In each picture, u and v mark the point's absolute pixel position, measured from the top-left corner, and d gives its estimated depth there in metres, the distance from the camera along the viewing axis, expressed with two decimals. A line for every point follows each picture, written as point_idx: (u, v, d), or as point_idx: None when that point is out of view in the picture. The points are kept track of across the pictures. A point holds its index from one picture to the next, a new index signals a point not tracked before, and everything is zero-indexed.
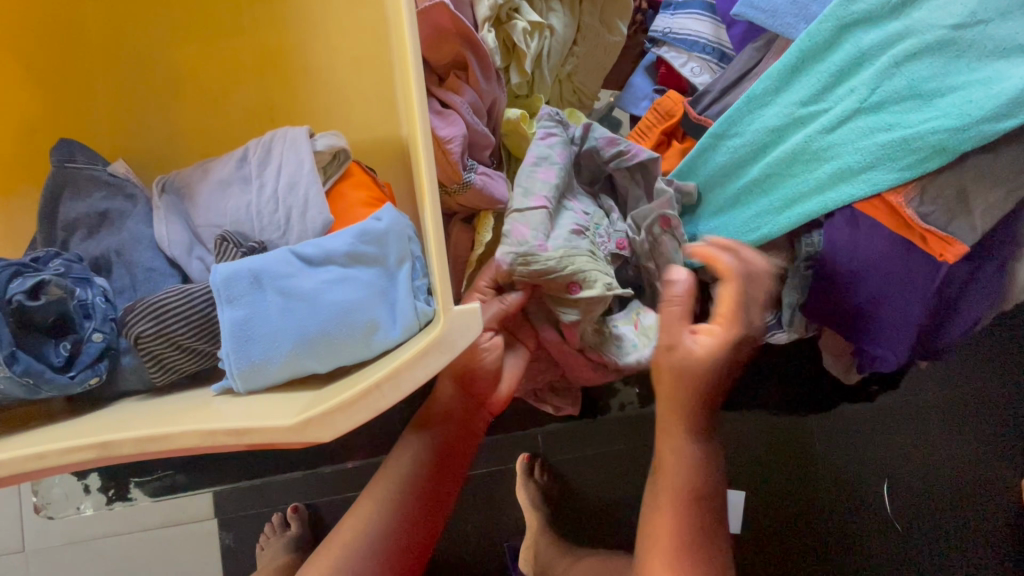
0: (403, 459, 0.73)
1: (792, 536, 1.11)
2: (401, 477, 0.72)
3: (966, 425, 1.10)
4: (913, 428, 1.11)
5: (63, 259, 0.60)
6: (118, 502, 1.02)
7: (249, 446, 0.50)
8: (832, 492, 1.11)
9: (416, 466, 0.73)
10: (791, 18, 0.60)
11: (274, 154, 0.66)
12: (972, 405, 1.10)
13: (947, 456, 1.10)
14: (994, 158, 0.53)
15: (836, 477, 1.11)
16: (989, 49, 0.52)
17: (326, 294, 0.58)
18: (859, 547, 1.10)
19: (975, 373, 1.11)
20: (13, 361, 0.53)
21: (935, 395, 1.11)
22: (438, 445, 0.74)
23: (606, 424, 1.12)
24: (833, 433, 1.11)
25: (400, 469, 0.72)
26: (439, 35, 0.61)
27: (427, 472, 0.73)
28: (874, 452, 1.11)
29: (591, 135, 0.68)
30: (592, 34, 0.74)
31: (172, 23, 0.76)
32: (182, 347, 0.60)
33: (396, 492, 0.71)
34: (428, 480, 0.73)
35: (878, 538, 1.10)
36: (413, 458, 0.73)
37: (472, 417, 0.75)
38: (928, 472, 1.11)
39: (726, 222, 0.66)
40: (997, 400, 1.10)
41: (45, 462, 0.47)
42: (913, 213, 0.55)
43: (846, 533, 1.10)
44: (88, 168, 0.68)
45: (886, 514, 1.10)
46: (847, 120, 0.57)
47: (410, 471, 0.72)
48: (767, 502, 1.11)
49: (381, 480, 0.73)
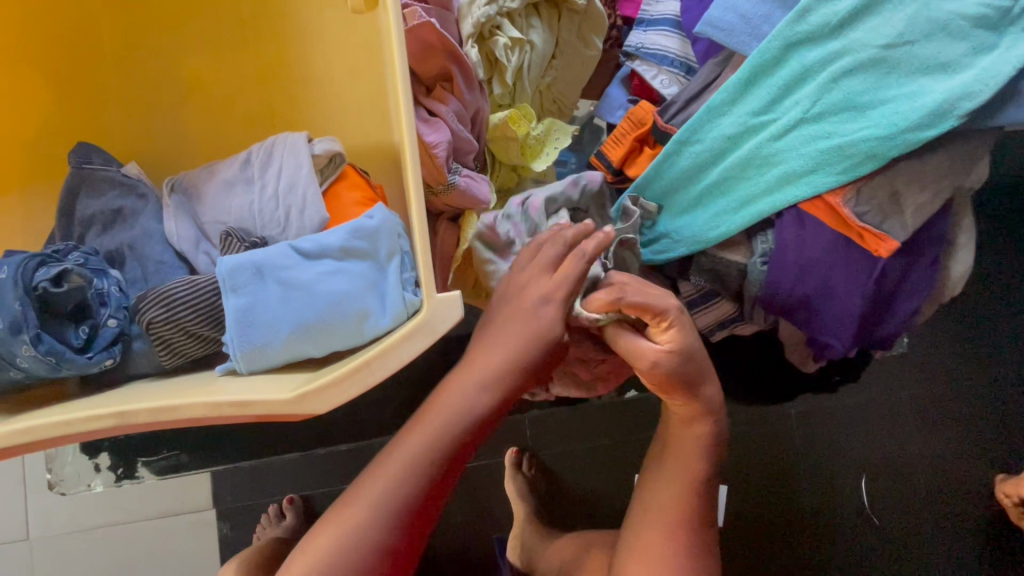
0: (397, 457, 0.57)
1: (772, 530, 1.16)
2: (339, 552, 0.55)
3: (937, 422, 1.17)
4: (887, 425, 1.18)
5: (81, 252, 0.66)
6: (126, 480, 1.07)
7: (252, 418, 0.56)
8: (809, 486, 1.17)
9: (362, 543, 0.55)
10: (746, 36, 0.66)
11: (275, 157, 0.72)
12: (942, 403, 1.17)
13: (917, 453, 1.17)
14: (920, 163, 0.61)
15: (813, 471, 1.17)
16: (915, 66, 0.59)
17: (322, 285, 0.64)
18: (833, 538, 1.16)
19: (945, 374, 1.17)
20: (38, 341, 0.58)
21: (906, 393, 1.18)
22: (393, 518, 0.56)
23: (596, 419, 1.18)
24: (808, 430, 1.18)
25: (337, 542, 0.55)
26: (426, 51, 0.68)
27: (378, 549, 0.56)
28: (850, 448, 1.18)
29: (543, 206, 0.73)
30: (569, 48, 0.80)
31: (182, 37, 0.83)
32: (191, 333, 0.65)
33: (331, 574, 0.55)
34: (380, 561, 0.56)
35: (851, 531, 1.16)
36: (355, 531, 0.56)
37: (448, 477, 0.59)
38: (900, 467, 1.17)
39: (689, 222, 0.71)
40: (966, 398, 1.17)
41: (69, 430, 0.53)
42: (849, 212, 0.62)
43: (821, 525, 1.16)
44: (104, 169, 0.73)
45: (860, 508, 1.16)
46: (792, 128, 0.63)
47: (353, 550, 0.55)
48: (747, 497, 1.16)
49: (309, 554, 0.56)
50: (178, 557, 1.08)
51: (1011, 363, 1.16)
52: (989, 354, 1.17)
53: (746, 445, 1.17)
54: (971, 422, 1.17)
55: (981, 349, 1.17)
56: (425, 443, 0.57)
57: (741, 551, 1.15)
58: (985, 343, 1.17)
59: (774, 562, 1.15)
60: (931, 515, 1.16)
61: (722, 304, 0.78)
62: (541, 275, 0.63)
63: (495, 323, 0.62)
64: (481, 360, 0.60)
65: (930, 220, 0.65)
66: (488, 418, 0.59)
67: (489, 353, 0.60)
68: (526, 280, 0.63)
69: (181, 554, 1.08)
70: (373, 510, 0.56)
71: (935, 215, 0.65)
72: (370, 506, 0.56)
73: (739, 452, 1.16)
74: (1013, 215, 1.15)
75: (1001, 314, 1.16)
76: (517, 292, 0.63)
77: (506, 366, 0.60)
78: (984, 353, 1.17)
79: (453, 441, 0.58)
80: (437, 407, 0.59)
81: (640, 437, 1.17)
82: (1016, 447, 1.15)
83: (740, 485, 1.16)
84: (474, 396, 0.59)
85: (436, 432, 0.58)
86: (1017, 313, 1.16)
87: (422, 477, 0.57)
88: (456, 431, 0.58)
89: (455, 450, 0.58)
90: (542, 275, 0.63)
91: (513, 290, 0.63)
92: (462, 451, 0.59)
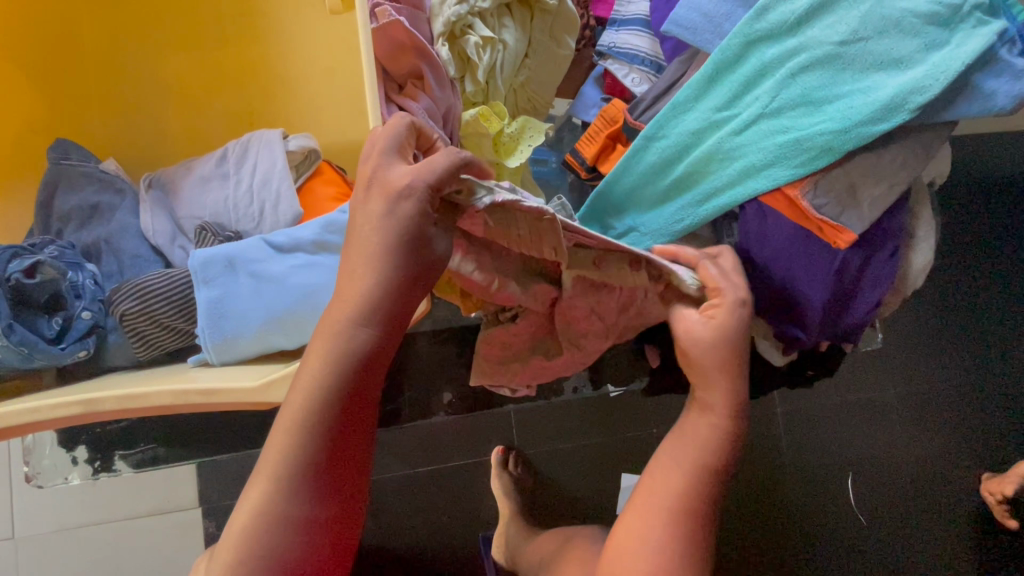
0: (292, 413, 0.50)
1: (762, 532, 1.15)
2: (262, 522, 0.49)
3: (923, 420, 1.18)
4: (874, 424, 1.19)
5: (57, 246, 0.67)
6: (103, 473, 1.03)
7: (218, 406, 0.57)
8: (798, 487, 1.17)
9: (278, 518, 0.49)
10: (709, 35, 0.68)
11: (250, 154, 0.73)
12: (928, 402, 1.18)
13: (905, 452, 1.18)
14: (874, 158, 0.64)
15: (801, 471, 1.17)
16: (868, 62, 0.62)
17: (292, 278, 0.65)
18: (823, 539, 1.16)
19: (931, 372, 1.18)
20: (11, 331, 0.59)
21: (892, 392, 1.19)
22: (308, 482, 0.50)
23: (585, 418, 1.18)
24: (796, 430, 1.18)
25: (257, 515, 0.49)
26: (397, 49, 0.71)
27: (301, 517, 0.50)
28: (838, 448, 1.18)
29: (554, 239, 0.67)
30: (542, 47, 0.81)
31: (159, 35, 0.84)
32: (163, 325, 0.66)
33: (259, 559, 0.49)
34: (308, 530, 0.50)
35: (841, 532, 1.16)
36: (271, 493, 0.49)
37: (354, 428, 0.51)
38: (889, 466, 1.18)
39: (655, 217, 0.71)
40: (952, 396, 1.18)
41: (39, 416, 0.55)
42: (808, 205, 0.64)
43: (812, 528, 1.16)
44: (81, 165, 0.75)
45: (849, 508, 1.17)
46: (753, 123, 0.65)
47: (274, 523, 0.49)
48: (738, 497, 1.15)
49: (225, 547, 0.49)
50: (161, 555, 1.08)
51: (991, 364, 1.18)
52: (968, 355, 1.18)
53: None
54: (959, 420, 1.18)
55: (964, 345, 1.18)
56: (319, 389, 0.49)
57: (731, 553, 1.14)
58: (963, 343, 1.18)
59: (763, 564, 1.15)
60: (920, 514, 1.16)
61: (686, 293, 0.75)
62: (388, 162, 0.51)
63: (400, 242, 0.49)
64: (366, 293, 0.50)
65: (887, 212, 0.68)
66: (372, 358, 0.51)
67: (352, 279, 0.50)
68: (374, 170, 0.51)
69: (164, 553, 1.08)
70: (280, 478, 0.49)
71: (891, 207, 0.68)
72: (275, 482, 0.49)
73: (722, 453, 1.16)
74: (986, 217, 1.17)
75: (978, 314, 1.18)
76: (368, 185, 0.50)
77: (373, 291, 0.50)
78: (963, 353, 1.18)
79: (349, 381, 0.50)
80: (308, 360, 0.50)
81: (628, 432, 1.18)
82: (1000, 447, 1.16)
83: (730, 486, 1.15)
84: (348, 336, 0.50)
85: (334, 388, 0.49)
86: (995, 310, 1.18)
87: (322, 436, 0.49)
88: (337, 380, 0.49)
89: (353, 389, 0.50)
90: (392, 163, 0.51)
91: (362, 187, 0.51)
92: (362, 393, 0.51)
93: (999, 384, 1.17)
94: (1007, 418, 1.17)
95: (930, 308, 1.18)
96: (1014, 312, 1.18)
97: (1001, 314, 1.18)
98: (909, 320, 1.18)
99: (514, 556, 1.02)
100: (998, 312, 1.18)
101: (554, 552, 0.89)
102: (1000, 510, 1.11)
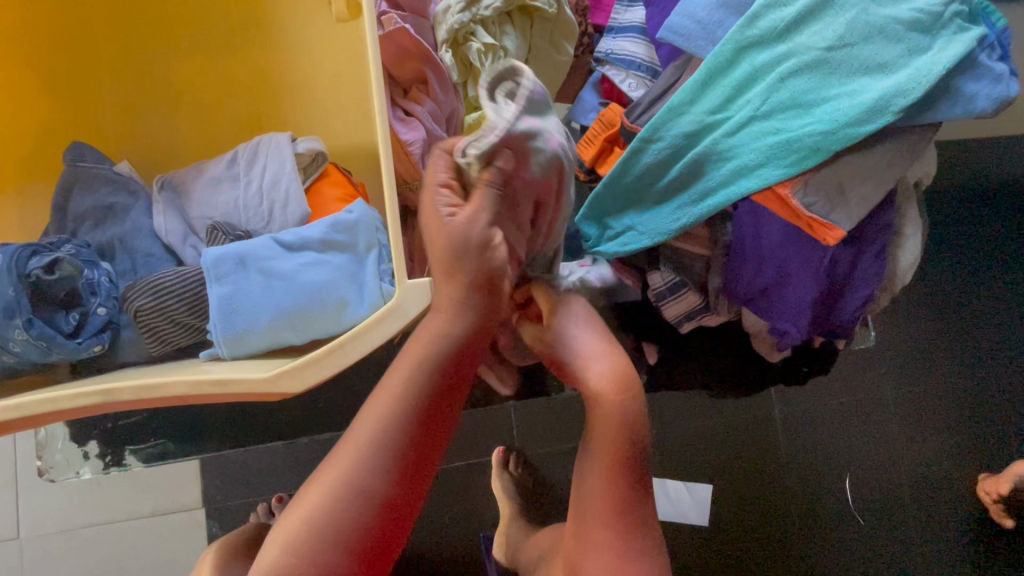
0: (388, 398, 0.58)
1: (758, 533, 1.17)
2: (342, 491, 0.55)
3: (917, 419, 1.20)
4: (869, 422, 1.20)
5: (74, 244, 0.69)
6: (113, 467, 1.09)
7: (229, 396, 0.59)
8: (793, 487, 1.18)
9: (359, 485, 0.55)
10: (703, 41, 0.70)
11: (260, 156, 0.76)
12: (922, 401, 1.20)
13: (899, 451, 1.19)
14: (862, 158, 0.66)
15: (797, 471, 1.19)
16: (855, 67, 0.64)
17: (303, 275, 0.67)
18: (819, 539, 1.17)
19: (923, 372, 1.21)
20: (30, 325, 0.62)
21: (886, 391, 1.20)
22: (370, 485, 0.55)
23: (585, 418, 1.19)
24: (792, 430, 1.19)
25: (338, 484, 0.55)
26: (403, 54, 0.73)
27: (378, 492, 0.56)
28: (834, 446, 1.20)
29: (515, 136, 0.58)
30: (542, 53, 0.83)
31: (171, 41, 0.87)
32: (176, 322, 0.68)
33: (328, 520, 0.54)
34: (372, 511, 0.55)
35: (837, 530, 1.17)
36: (358, 466, 0.56)
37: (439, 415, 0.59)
38: (883, 466, 1.19)
39: (651, 217, 0.74)
40: (945, 393, 1.20)
41: (56, 405, 0.57)
42: (799, 203, 0.66)
43: (808, 527, 1.17)
44: (97, 166, 0.77)
45: (845, 507, 1.18)
46: (745, 125, 0.67)
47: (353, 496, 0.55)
48: (734, 497, 1.17)
49: (303, 504, 0.55)
50: (163, 553, 1.09)
51: (981, 363, 1.20)
52: (960, 356, 1.20)
53: (730, 445, 1.18)
54: (952, 419, 1.20)
55: (955, 345, 1.20)
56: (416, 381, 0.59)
57: (729, 553, 1.16)
58: (958, 346, 1.20)
59: (760, 563, 1.16)
60: (915, 513, 1.18)
61: (689, 295, 0.81)
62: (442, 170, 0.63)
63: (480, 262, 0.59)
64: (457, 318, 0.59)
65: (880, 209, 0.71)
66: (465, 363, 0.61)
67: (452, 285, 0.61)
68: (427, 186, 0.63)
69: (167, 551, 1.09)
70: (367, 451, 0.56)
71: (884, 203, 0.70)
72: (362, 452, 0.56)
73: (718, 452, 1.18)
74: (977, 219, 1.20)
75: (968, 314, 1.20)
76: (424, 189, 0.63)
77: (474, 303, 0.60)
78: (955, 353, 1.20)
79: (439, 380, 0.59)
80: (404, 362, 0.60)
81: None
82: (991, 446, 1.18)
83: (726, 486, 1.17)
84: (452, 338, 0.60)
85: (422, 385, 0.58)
86: (984, 310, 1.20)
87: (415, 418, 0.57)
88: (423, 388, 0.58)
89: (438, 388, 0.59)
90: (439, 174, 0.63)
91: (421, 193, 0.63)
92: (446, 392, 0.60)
93: (992, 382, 1.20)
94: (999, 416, 1.19)
95: (921, 309, 1.21)
96: (1004, 311, 1.20)
97: (990, 314, 1.20)
98: (905, 322, 1.20)
99: (513, 553, 1.04)
100: (990, 315, 1.20)
101: (553, 546, 0.91)
102: (996, 510, 1.13)
